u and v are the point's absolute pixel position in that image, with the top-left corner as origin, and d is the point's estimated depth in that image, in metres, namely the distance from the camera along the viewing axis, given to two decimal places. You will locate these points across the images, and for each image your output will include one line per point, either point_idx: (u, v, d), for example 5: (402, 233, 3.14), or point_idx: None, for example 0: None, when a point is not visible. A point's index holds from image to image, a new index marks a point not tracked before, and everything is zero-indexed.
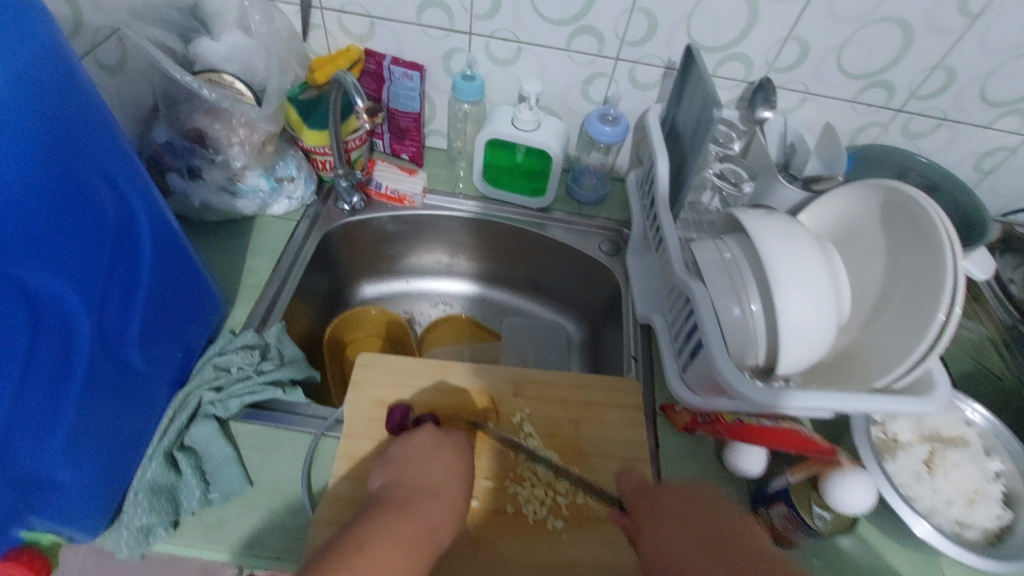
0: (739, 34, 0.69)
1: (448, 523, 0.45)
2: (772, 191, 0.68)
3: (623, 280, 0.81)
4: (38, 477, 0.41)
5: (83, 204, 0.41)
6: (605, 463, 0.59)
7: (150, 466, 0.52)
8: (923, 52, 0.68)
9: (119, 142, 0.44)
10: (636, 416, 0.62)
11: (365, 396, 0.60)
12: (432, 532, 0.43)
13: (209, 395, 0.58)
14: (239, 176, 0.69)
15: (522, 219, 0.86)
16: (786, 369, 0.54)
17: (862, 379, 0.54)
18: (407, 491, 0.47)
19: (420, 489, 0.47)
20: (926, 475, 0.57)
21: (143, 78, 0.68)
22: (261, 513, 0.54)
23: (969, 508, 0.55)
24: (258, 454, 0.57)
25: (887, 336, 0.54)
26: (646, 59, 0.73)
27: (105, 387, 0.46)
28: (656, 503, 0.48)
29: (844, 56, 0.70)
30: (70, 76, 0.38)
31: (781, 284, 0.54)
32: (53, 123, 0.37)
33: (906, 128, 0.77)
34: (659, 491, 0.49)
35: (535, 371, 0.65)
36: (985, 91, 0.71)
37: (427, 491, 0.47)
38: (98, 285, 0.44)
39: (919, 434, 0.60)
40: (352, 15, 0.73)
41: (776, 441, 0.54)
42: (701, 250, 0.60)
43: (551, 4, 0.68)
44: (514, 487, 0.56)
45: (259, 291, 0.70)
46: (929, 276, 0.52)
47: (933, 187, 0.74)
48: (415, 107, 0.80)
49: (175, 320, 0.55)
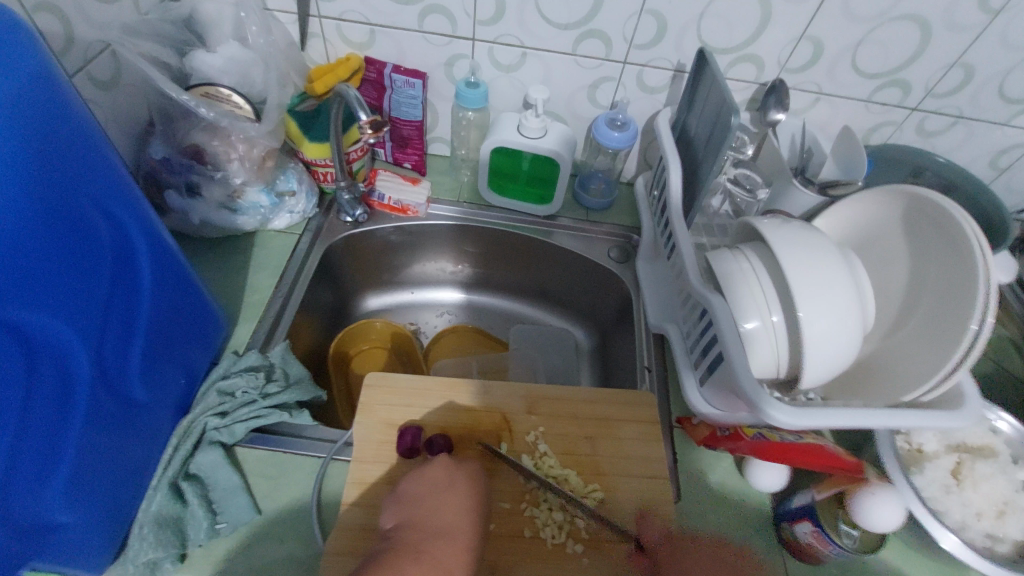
0: (751, 35, 0.67)
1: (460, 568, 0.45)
2: (787, 195, 0.66)
3: (633, 288, 0.79)
4: (40, 521, 0.40)
5: (77, 235, 0.39)
6: (623, 482, 0.57)
7: (155, 497, 0.51)
8: (940, 50, 0.66)
9: (113, 167, 0.43)
10: (653, 431, 0.61)
11: (375, 418, 0.59)
12: None
13: (213, 421, 0.56)
14: (239, 193, 0.67)
15: (529, 227, 0.84)
16: (811, 382, 0.53)
17: (888, 392, 0.52)
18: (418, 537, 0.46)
19: (434, 533, 0.47)
20: (956, 488, 0.55)
21: (139, 92, 0.66)
22: (270, 544, 0.52)
23: (999, 521, 0.53)
24: (265, 480, 0.56)
25: (914, 347, 0.52)
26: (654, 62, 0.71)
27: (107, 422, 0.45)
28: (680, 551, 0.51)
29: (859, 55, 0.68)
30: (60, 102, 0.36)
31: (804, 295, 0.52)
32: (43, 152, 0.35)
33: (921, 126, 0.75)
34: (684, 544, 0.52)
35: (548, 387, 0.63)
36: (1004, 88, 0.69)
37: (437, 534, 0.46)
38: (97, 317, 0.42)
39: (945, 444, 0.58)
40: (352, 23, 0.71)
41: (800, 459, 0.52)
42: (719, 260, 0.58)
43: (557, 8, 0.66)
44: (531, 510, 0.54)
45: (262, 309, 0.68)
46: (958, 284, 0.50)
47: (950, 187, 0.72)
48: (417, 115, 0.78)
49: (178, 348, 0.54)
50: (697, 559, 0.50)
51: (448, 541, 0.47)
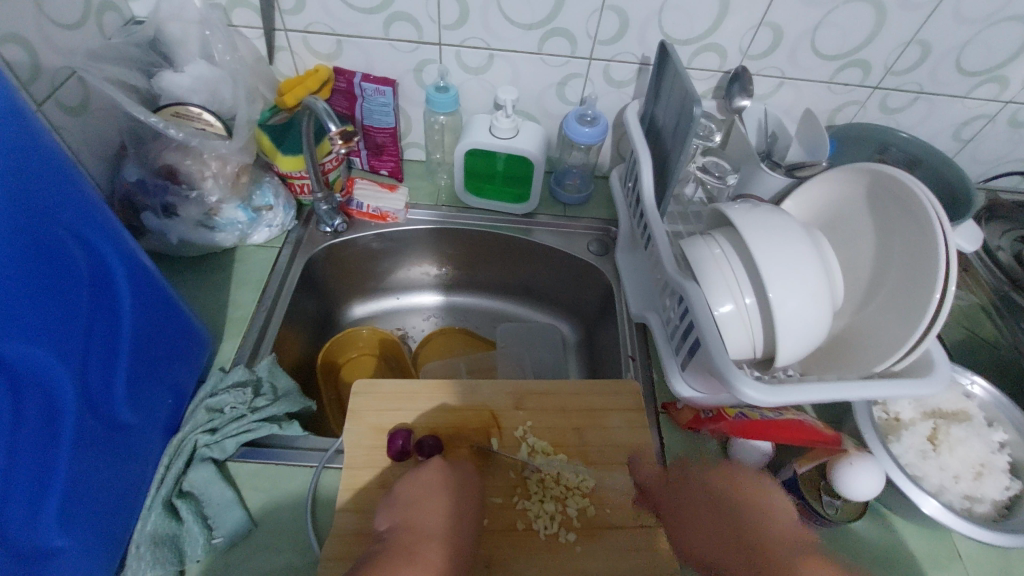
0: (712, 25, 0.69)
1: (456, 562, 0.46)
2: (756, 179, 0.67)
3: (614, 279, 0.80)
4: (34, 547, 0.40)
5: (51, 263, 0.39)
6: (612, 469, 0.58)
7: (150, 517, 0.51)
8: (896, 29, 0.68)
9: (86, 193, 0.43)
10: (638, 418, 0.62)
11: (364, 424, 0.59)
12: None
13: (203, 438, 0.56)
14: (216, 211, 0.68)
15: (508, 225, 0.85)
16: (785, 361, 0.54)
17: (862, 363, 0.54)
18: (414, 535, 0.47)
19: (428, 534, 0.47)
20: (932, 453, 0.56)
21: (108, 116, 0.66)
22: (269, 555, 0.53)
23: (977, 482, 0.55)
24: (259, 492, 0.56)
25: (883, 319, 0.54)
26: (620, 56, 0.72)
27: (96, 445, 0.45)
28: (678, 488, 0.53)
29: (818, 38, 0.69)
30: (29, 135, 0.37)
31: (774, 276, 0.53)
32: (13, 186, 0.36)
33: (883, 104, 0.77)
34: (682, 474, 0.54)
35: (534, 382, 0.64)
36: (961, 61, 0.71)
37: (435, 533, 0.47)
38: (79, 344, 0.42)
39: (922, 412, 0.60)
40: (318, 35, 0.71)
41: (777, 435, 0.54)
42: (692, 247, 0.59)
43: (519, 9, 0.67)
44: (523, 503, 0.56)
45: (246, 324, 0.69)
46: (921, 256, 0.52)
47: (914, 161, 0.74)
48: (390, 122, 0.78)
49: (163, 367, 0.54)
50: (708, 491, 0.51)
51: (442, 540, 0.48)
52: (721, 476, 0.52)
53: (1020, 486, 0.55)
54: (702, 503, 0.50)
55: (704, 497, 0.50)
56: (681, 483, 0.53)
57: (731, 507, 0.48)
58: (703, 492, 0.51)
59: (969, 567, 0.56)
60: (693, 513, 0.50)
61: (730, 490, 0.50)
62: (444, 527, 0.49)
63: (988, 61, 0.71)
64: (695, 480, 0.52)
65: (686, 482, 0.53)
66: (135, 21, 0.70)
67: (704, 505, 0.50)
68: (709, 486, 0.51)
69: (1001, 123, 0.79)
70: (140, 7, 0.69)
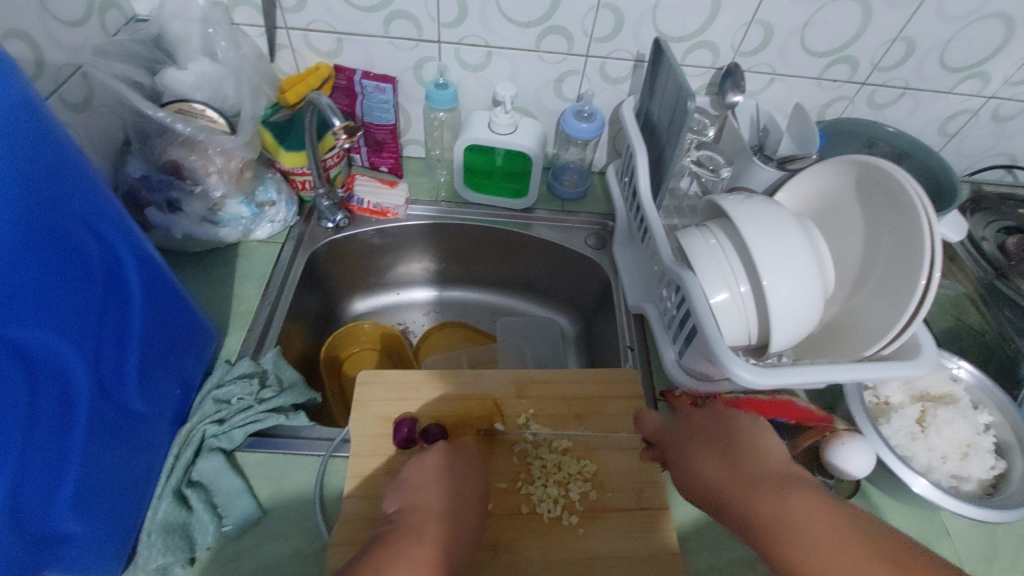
0: (704, 22, 0.70)
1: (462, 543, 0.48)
2: (749, 172, 0.69)
3: (611, 272, 0.82)
4: (50, 531, 0.41)
5: (66, 254, 0.40)
6: (613, 454, 0.60)
7: (160, 505, 0.52)
8: (883, 26, 0.70)
9: (97, 186, 0.44)
10: (637, 405, 0.64)
11: (369, 413, 0.61)
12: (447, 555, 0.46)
13: (212, 428, 0.57)
14: (220, 206, 0.69)
15: (506, 220, 0.86)
16: (779, 347, 0.56)
17: (852, 348, 0.56)
18: (421, 516, 0.48)
19: (435, 515, 0.49)
20: (921, 434, 0.58)
21: (111, 113, 0.67)
22: (278, 542, 0.54)
23: (963, 462, 0.57)
24: (267, 481, 0.57)
25: (872, 306, 0.56)
26: (615, 54, 0.74)
27: (109, 433, 0.46)
28: (683, 429, 0.49)
29: (807, 35, 0.71)
30: (44, 128, 0.37)
31: (767, 265, 0.55)
32: (30, 177, 0.36)
33: (871, 99, 0.79)
34: (685, 420, 0.50)
35: (535, 371, 0.66)
36: (945, 58, 0.74)
37: (441, 514, 0.49)
38: (92, 333, 0.43)
39: (910, 395, 0.62)
40: (319, 33, 0.72)
41: (776, 415, 0.57)
42: (687, 237, 0.60)
43: (517, 7, 0.69)
44: (526, 488, 0.57)
45: (250, 318, 0.69)
46: (907, 245, 0.54)
47: (901, 155, 0.76)
48: (389, 119, 0.79)
49: (171, 358, 0.55)
50: (703, 433, 0.48)
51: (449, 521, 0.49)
52: (718, 417, 0.48)
53: (1005, 465, 0.57)
54: (703, 446, 0.46)
55: (710, 435, 0.47)
56: (684, 428, 0.49)
57: (733, 447, 0.45)
58: (702, 435, 0.47)
59: (956, 544, 0.58)
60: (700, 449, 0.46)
61: (733, 429, 0.47)
62: (450, 509, 0.50)
63: (971, 58, 0.73)
64: (695, 423, 0.49)
65: (687, 428, 0.49)
66: (137, 19, 0.71)
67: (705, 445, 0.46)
68: (707, 428, 0.47)
69: (984, 118, 0.82)
70: (142, 6, 0.70)
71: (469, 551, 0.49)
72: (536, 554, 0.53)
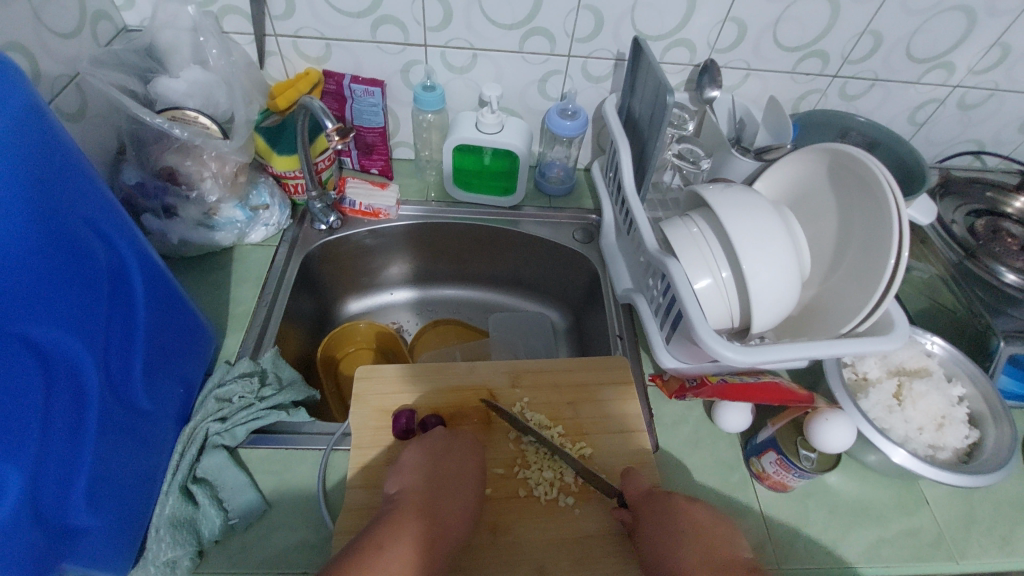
0: (681, 21, 0.73)
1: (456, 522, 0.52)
2: (728, 164, 0.72)
3: (599, 265, 0.85)
4: (65, 525, 0.42)
5: (74, 255, 0.41)
6: (606, 438, 0.62)
7: (167, 501, 0.53)
8: (851, 21, 0.73)
9: (101, 190, 0.45)
10: (628, 390, 0.66)
11: (368, 407, 0.62)
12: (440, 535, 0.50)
13: (215, 426, 0.59)
14: (215, 210, 0.70)
15: (495, 218, 0.88)
16: (760, 328, 0.58)
17: (830, 326, 0.58)
18: (418, 497, 0.52)
19: (432, 497, 0.52)
20: (897, 407, 0.61)
21: (105, 121, 0.68)
22: (284, 532, 0.55)
23: (938, 432, 0.60)
24: (271, 475, 0.59)
25: (845, 286, 0.59)
26: (596, 53, 0.76)
27: (118, 431, 0.47)
28: (661, 504, 0.53)
29: (779, 31, 0.74)
30: (48, 134, 0.39)
31: (746, 250, 0.57)
32: (37, 181, 0.38)
33: (843, 91, 0.83)
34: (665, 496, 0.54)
35: (529, 361, 0.68)
36: (911, 49, 0.77)
37: (438, 493, 0.53)
38: (101, 332, 0.44)
39: (887, 370, 0.65)
40: (307, 39, 0.74)
41: (757, 397, 0.59)
42: (671, 227, 0.63)
43: (500, 10, 0.71)
44: (523, 472, 0.59)
45: (248, 319, 0.71)
46: (878, 227, 0.56)
47: (874, 144, 0.79)
48: (379, 121, 0.81)
49: (174, 359, 0.56)
50: (681, 516, 0.51)
51: (444, 502, 0.52)
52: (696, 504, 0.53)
53: (978, 434, 0.60)
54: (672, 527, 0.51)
55: (681, 522, 0.51)
56: (659, 502, 0.53)
57: (702, 535, 0.50)
58: (679, 515, 0.52)
59: (935, 511, 0.61)
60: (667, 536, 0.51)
61: (701, 516, 0.51)
62: (445, 492, 0.53)
63: (935, 49, 0.77)
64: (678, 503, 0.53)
65: (670, 501, 0.53)
66: (127, 30, 0.72)
67: (692, 526, 0.50)
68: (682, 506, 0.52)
69: (951, 106, 0.85)
70: (132, 16, 0.71)
71: (463, 531, 0.52)
72: (534, 536, 0.55)
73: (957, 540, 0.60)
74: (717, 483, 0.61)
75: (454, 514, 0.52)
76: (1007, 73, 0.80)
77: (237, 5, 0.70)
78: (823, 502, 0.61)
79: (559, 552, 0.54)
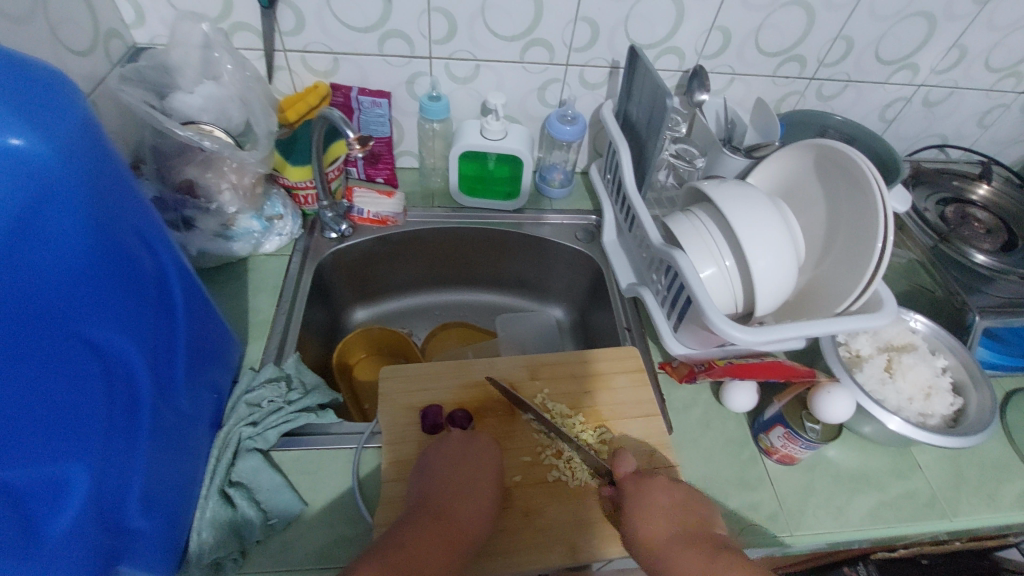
0: (671, 30, 0.78)
1: (476, 516, 0.54)
2: (720, 162, 0.77)
3: (602, 262, 0.88)
4: (123, 524, 0.43)
5: (125, 263, 0.43)
6: (624, 423, 0.66)
7: (208, 505, 0.55)
8: (825, 27, 0.79)
9: (144, 202, 0.47)
10: (641, 377, 0.69)
11: (396, 405, 0.65)
12: (462, 531, 0.51)
13: (247, 431, 0.60)
14: (232, 221, 0.72)
15: (500, 221, 0.91)
16: (763, 311, 0.63)
17: (826, 307, 0.63)
18: (440, 496, 0.54)
19: (455, 492, 0.54)
20: (889, 379, 0.66)
21: (120, 136, 0.69)
22: (322, 529, 0.57)
23: (927, 401, 0.65)
24: (305, 476, 0.61)
25: (837, 270, 0.63)
26: (593, 62, 0.81)
27: (165, 434, 0.49)
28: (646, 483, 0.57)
29: (761, 38, 0.80)
30: (105, 148, 0.41)
31: (747, 239, 0.61)
32: (99, 193, 0.40)
33: (819, 92, 0.89)
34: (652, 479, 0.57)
35: (546, 354, 0.71)
36: (879, 52, 0.84)
37: (459, 489, 0.55)
38: (149, 337, 0.46)
39: (877, 347, 0.71)
40: (316, 54, 0.77)
41: (764, 374, 0.65)
42: (675, 221, 0.67)
43: (502, 23, 0.75)
44: (550, 459, 0.62)
45: (268, 327, 0.72)
46: (864, 214, 0.61)
47: (851, 140, 0.85)
48: (386, 131, 0.84)
49: (207, 365, 0.58)
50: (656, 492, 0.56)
51: (467, 496, 0.54)
52: (687, 497, 0.56)
53: (962, 401, 0.66)
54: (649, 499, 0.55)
55: (670, 496, 0.55)
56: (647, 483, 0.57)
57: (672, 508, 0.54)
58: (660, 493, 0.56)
59: (928, 474, 0.66)
60: (656, 501, 0.55)
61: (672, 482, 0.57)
62: (465, 488, 0.55)
63: (900, 52, 0.84)
64: (659, 483, 0.57)
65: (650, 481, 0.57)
66: (137, 48, 0.74)
67: (660, 495, 0.56)
68: (661, 489, 0.56)
69: (916, 104, 0.92)
70: (142, 33, 0.73)
71: (487, 524, 0.54)
72: (564, 518, 0.58)
73: (949, 500, 0.65)
74: (728, 459, 0.65)
75: (478, 507, 0.54)
76: (964, 72, 0.88)
77: (248, 22, 0.72)
78: (827, 471, 0.66)
79: (589, 532, 0.57)
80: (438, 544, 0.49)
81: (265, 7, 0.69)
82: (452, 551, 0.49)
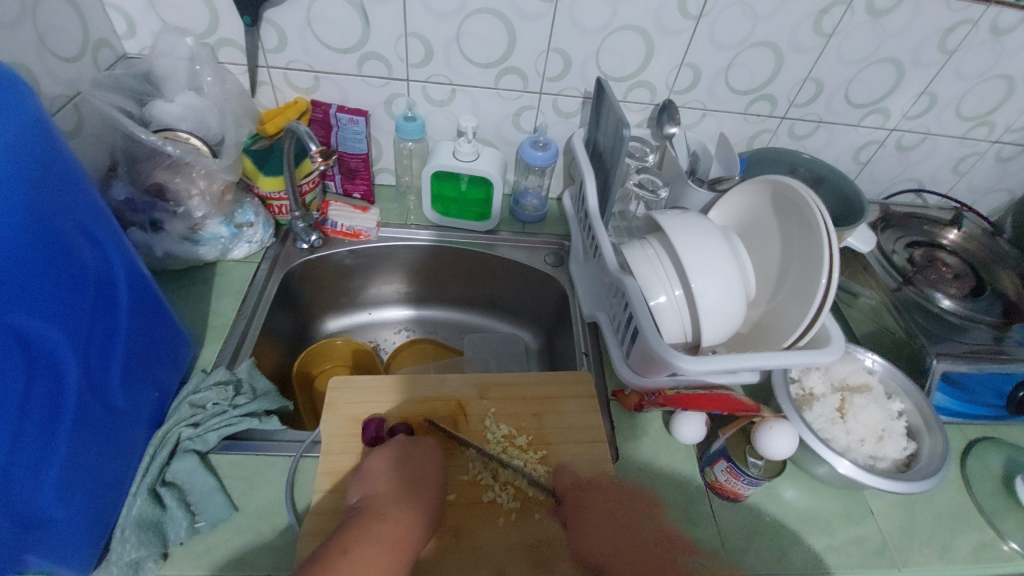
0: (641, 64, 0.80)
1: (419, 523, 0.53)
2: (685, 194, 0.78)
3: (568, 287, 0.89)
4: (34, 514, 0.43)
5: (64, 256, 0.44)
6: (567, 448, 0.65)
7: (135, 502, 0.54)
8: (794, 70, 0.81)
9: (94, 198, 0.48)
10: (591, 403, 0.69)
11: (340, 416, 0.65)
12: (407, 534, 0.51)
13: (187, 431, 0.61)
14: (200, 226, 0.74)
15: (471, 242, 0.93)
16: (710, 342, 0.62)
17: (774, 341, 0.63)
18: (381, 501, 0.54)
19: (396, 498, 0.54)
20: (840, 420, 0.65)
21: (99, 139, 0.72)
22: (250, 535, 0.57)
23: (879, 444, 0.64)
24: (239, 481, 0.60)
25: (787, 305, 0.63)
26: (565, 91, 0.83)
27: (92, 426, 0.49)
28: (587, 493, 0.60)
29: (731, 76, 0.82)
30: (52, 144, 0.42)
31: (693, 270, 0.62)
32: (39, 186, 0.41)
33: (791, 131, 0.90)
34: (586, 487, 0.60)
35: (497, 374, 0.71)
36: (849, 96, 0.85)
37: (399, 496, 0.54)
38: (83, 328, 0.47)
39: (830, 385, 0.70)
40: (298, 71, 0.80)
41: (709, 406, 0.64)
42: (630, 248, 0.68)
43: (477, 50, 0.78)
44: (487, 479, 0.61)
45: (226, 331, 0.73)
46: (812, 252, 0.62)
47: (820, 179, 0.86)
48: (362, 148, 0.86)
49: (151, 364, 0.58)
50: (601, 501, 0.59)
51: (410, 501, 0.54)
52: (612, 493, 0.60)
53: (915, 445, 0.65)
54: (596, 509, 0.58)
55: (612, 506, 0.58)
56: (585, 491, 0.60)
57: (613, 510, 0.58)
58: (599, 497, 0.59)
59: (880, 520, 0.65)
60: (595, 512, 0.58)
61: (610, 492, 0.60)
62: (410, 491, 0.55)
63: (871, 95, 0.85)
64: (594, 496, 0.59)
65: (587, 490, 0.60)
66: (126, 57, 0.77)
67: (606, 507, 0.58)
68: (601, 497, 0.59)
69: (889, 147, 0.93)
70: (132, 44, 0.76)
71: (429, 531, 0.54)
72: (497, 539, 0.57)
73: (899, 548, 0.63)
74: (672, 492, 0.64)
75: (421, 511, 0.54)
76: (936, 119, 0.89)
77: (232, 38, 0.75)
78: (774, 511, 0.64)
79: (522, 556, 0.56)
80: (384, 544, 0.49)
81: (247, 25, 0.72)
82: (397, 552, 0.49)
